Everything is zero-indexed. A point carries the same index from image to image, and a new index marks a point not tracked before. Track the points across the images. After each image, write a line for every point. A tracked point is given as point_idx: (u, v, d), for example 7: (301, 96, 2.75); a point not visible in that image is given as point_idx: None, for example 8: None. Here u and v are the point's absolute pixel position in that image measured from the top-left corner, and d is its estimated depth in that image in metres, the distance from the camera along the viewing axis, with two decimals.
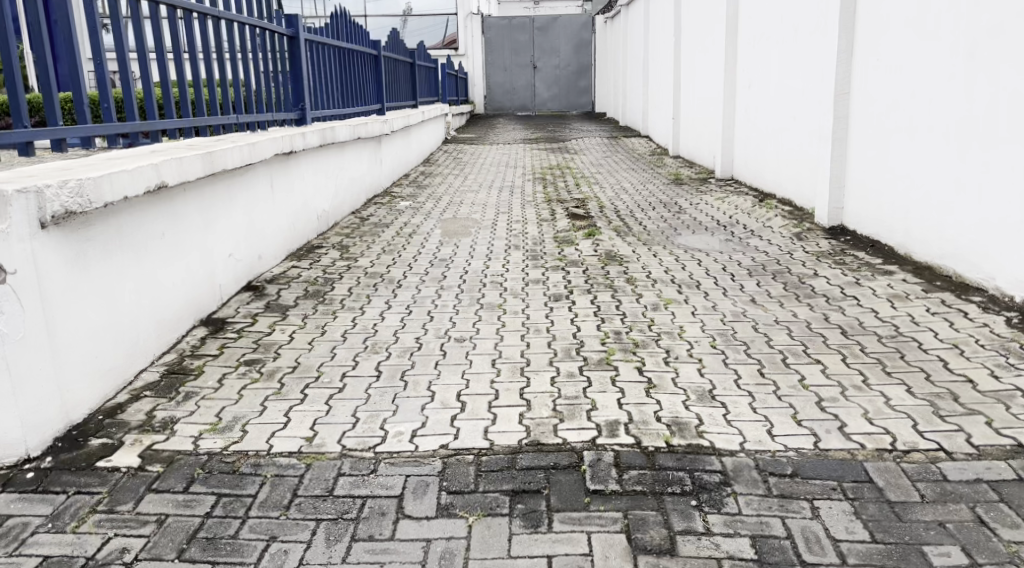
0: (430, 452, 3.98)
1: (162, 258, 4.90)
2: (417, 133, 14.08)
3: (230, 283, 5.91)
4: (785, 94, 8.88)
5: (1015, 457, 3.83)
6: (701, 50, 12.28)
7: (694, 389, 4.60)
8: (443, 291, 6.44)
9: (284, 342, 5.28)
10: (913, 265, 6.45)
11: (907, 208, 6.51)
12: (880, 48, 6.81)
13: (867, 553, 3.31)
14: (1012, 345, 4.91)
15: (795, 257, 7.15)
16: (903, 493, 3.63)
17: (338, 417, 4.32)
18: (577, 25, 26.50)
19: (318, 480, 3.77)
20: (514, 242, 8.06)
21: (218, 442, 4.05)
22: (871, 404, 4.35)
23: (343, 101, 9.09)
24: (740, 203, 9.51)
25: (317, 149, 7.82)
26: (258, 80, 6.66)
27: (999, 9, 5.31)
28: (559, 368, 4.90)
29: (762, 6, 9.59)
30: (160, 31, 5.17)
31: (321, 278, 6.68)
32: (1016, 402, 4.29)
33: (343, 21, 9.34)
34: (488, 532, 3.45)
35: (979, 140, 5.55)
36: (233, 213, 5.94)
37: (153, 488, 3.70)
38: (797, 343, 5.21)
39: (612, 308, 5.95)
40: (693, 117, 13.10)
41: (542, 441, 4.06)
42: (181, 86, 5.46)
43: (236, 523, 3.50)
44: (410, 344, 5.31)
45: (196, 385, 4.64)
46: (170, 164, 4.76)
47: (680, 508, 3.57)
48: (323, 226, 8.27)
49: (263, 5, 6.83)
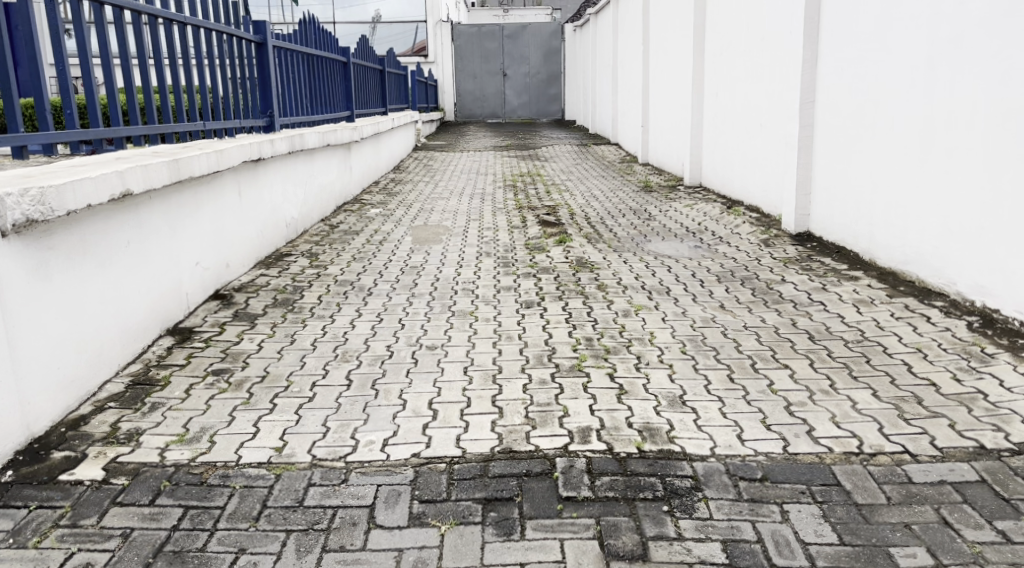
0: (401, 461, 3.96)
1: (127, 267, 4.83)
2: (387, 140, 14.04)
3: (196, 291, 5.84)
4: (751, 102, 8.97)
5: (977, 459, 3.88)
6: (669, 56, 12.36)
7: (665, 395, 4.61)
8: (414, 298, 6.43)
9: (253, 351, 5.23)
10: (879, 270, 6.53)
11: (871, 214, 6.58)
12: (844, 56, 6.90)
13: (836, 555, 3.33)
14: (973, 349, 4.98)
15: (763, 263, 7.20)
16: (870, 496, 3.66)
17: (307, 426, 4.29)
18: (546, 33, 26.70)
19: (288, 491, 3.74)
20: (486, 250, 8.05)
21: (186, 453, 4.00)
22: (838, 409, 4.39)
23: (311, 108, 9.03)
24: (709, 210, 9.60)
25: (286, 156, 7.76)
26: (225, 86, 6.60)
27: (959, 20, 5.39)
28: (531, 374, 4.90)
29: (729, 15, 9.68)
30: (125, 37, 5.10)
31: (290, 287, 6.63)
32: (978, 405, 4.34)
33: (312, 27, 9.30)
34: (461, 541, 3.43)
35: (940, 148, 5.63)
36: (200, 221, 5.87)
37: (118, 501, 3.64)
38: (765, 348, 5.25)
39: (584, 315, 5.96)
40: (662, 125, 13.16)
41: (515, 448, 4.05)
42: (147, 93, 5.39)
43: (204, 535, 3.46)
44: (381, 352, 5.28)
45: (163, 395, 4.57)
46: (136, 172, 4.70)
47: (652, 513, 3.58)
48: (292, 233, 8.20)
49: (230, 11, 6.77)
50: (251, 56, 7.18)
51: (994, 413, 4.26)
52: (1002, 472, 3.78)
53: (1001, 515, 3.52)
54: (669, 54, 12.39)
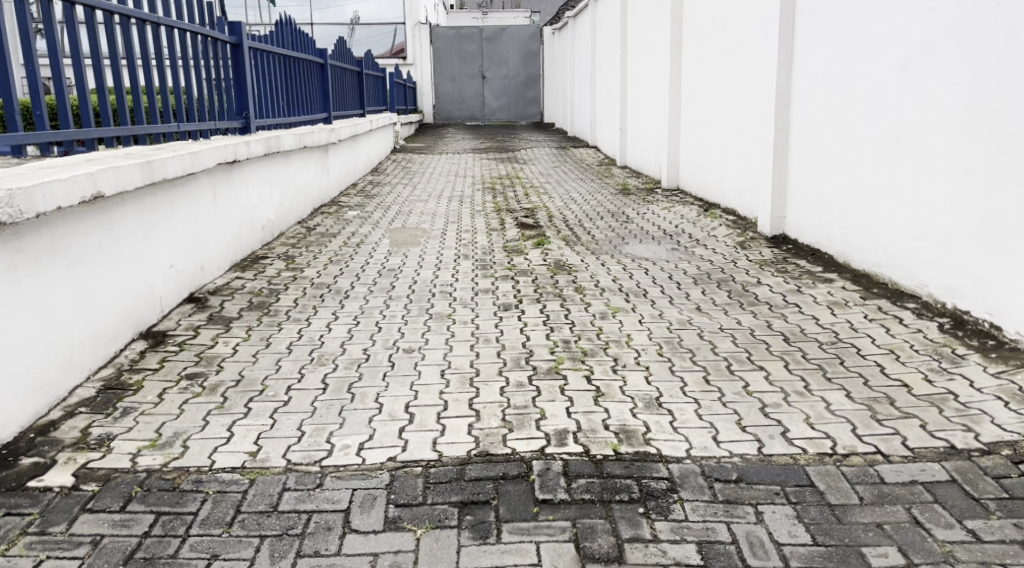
0: (377, 465, 3.94)
1: (98, 270, 4.79)
2: (365, 141, 14.00)
3: (170, 294, 5.79)
4: (727, 104, 9.04)
5: (948, 459, 3.92)
6: (647, 59, 12.41)
7: (641, 397, 4.62)
8: (391, 301, 6.41)
9: (227, 355, 5.20)
10: (852, 273, 6.58)
11: (846, 217, 6.63)
12: (818, 60, 6.96)
13: (809, 555, 3.35)
14: (944, 350, 5.03)
15: (738, 265, 7.25)
16: (844, 496, 3.69)
17: (282, 431, 4.26)
18: (525, 36, 26.78)
19: (262, 496, 3.71)
20: (464, 252, 8.07)
21: (158, 458, 3.97)
22: (812, 410, 4.42)
23: (288, 110, 8.98)
24: (686, 213, 9.63)
25: (262, 158, 7.72)
26: (199, 87, 6.54)
27: (930, 27, 5.45)
28: (508, 378, 4.89)
29: (705, 19, 9.75)
30: (97, 37, 5.04)
31: (266, 290, 6.59)
32: (948, 405, 4.38)
33: (288, 29, 9.25)
34: (437, 545, 3.42)
35: (913, 152, 5.68)
36: (174, 224, 5.82)
37: (88, 508, 3.61)
38: (740, 350, 5.27)
39: (561, 317, 5.98)
40: (640, 129, 13.22)
41: (491, 451, 4.04)
42: (120, 93, 5.33)
43: (176, 542, 3.43)
44: (357, 355, 5.25)
45: (135, 400, 4.53)
46: (107, 173, 4.66)
47: (628, 515, 3.58)
48: (268, 235, 8.16)
49: (203, 11, 6.71)
50: (226, 57, 7.12)
51: (964, 413, 4.30)
52: (972, 472, 3.82)
53: (971, 514, 3.55)
54: (647, 56, 12.41)
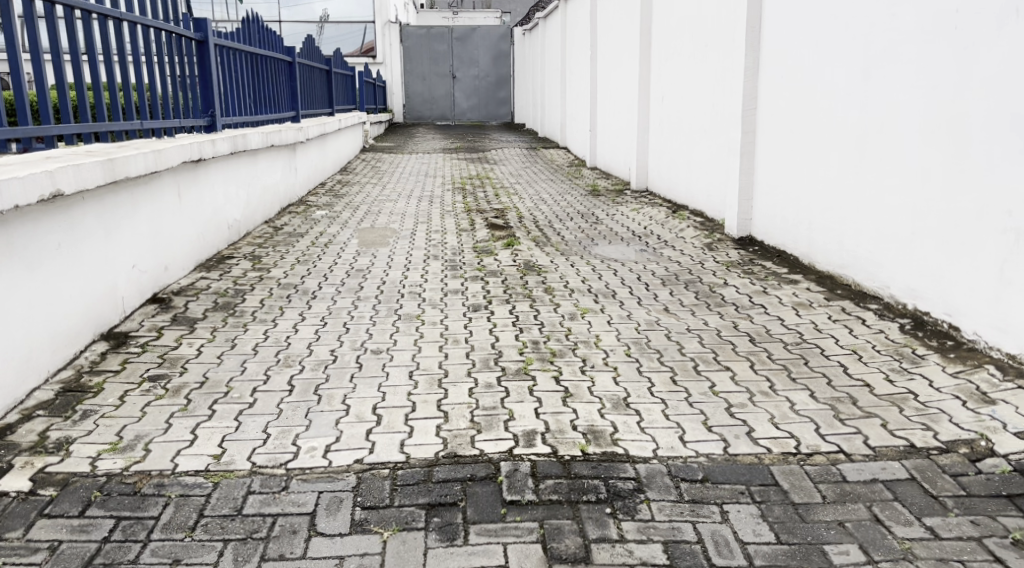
0: (344, 467, 3.92)
1: (58, 270, 4.71)
2: (334, 141, 13.90)
3: (132, 295, 5.72)
4: (694, 106, 9.12)
5: (908, 458, 3.97)
6: (616, 61, 12.47)
7: (609, 397, 4.64)
8: (359, 302, 6.38)
9: (192, 357, 5.15)
10: (818, 274, 6.66)
11: (810, 218, 6.70)
12: (784, 64, 7.01)
13: (773, 554, 3.38)
14: (905, 350, 5.10)
15: (706, 265, 7.32)
16: (807, 495, 3.72)
17: (247, 433, 4.22)
18: (495, 36, 26.84)
19: (226, 499, 3.68)
20: (433, 252, 8.07)
21: (119, 462, 3.92)
22: (777, 410, 4.45)
23: (254, 108, 8.89)
24: (654, 214, 9.70)
25: (227, 157, 7.63)
26: (163, 84, 6.45)
27: (892, 33, 5.52)
28: (477, 378, 4.89)
29: (672, 22, 9.83)
30: (57, 32, 4.94)
31: (232, 291, 6.52)
32: (909, 405, 4.44)
33: (255, 27, 9.17)
34: (403, 548, 3.40)
35: (875, 156, 5.75)
36: (136, 223, 5.75)
37: (44, 514, 3.55)
38: (707, 351, 5.30)
39: (531, 318, 5.99)
40: (609, 130, 13.27)
41: (459, 453, 4.03)
42: (80, 89, 5.24)
43: (137, 547, 3.39)
44: (324, 356, 5.22)
45: (95, 403, 4.47)
46: (68, 171, 4.60)
47: (595, 515, 3.59)
48: (234, 235, 8.08)
49: (167, 7, 6.62)
50: (190, 54, 7.04)
51: (923, 413, 4.35)
52: (930, 469, 3.87)
53: (930, 512, 3.60)
54: (616, 59, 12.47)
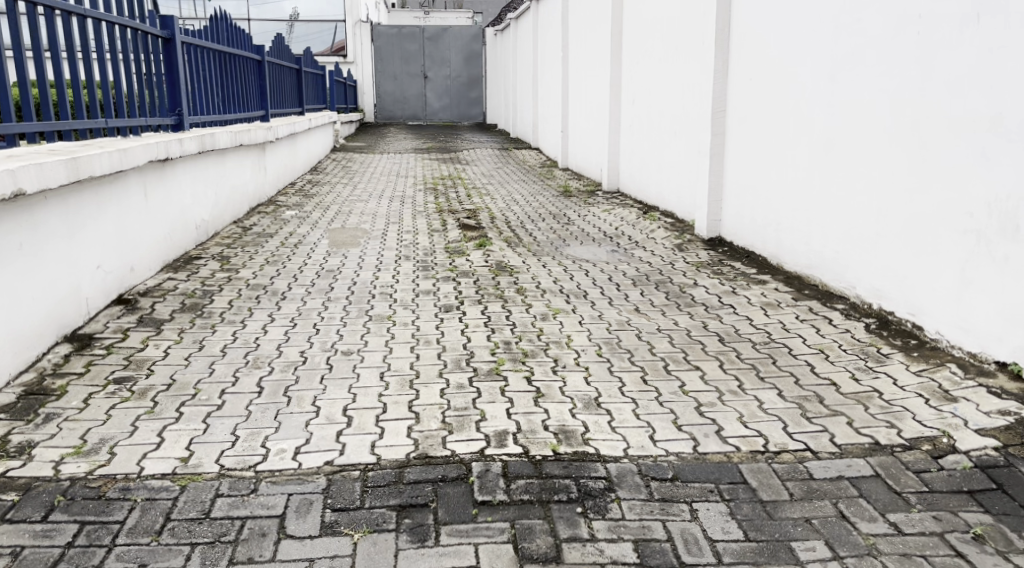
0: (313, 469, 3.90)
1: (20, 271, 4.65)
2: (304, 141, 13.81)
3: (97, 295, 5.65)
4: (665, 107, 9.16)
5: (873, 455, 4.01)
6: (588, 63, 12.49)
7: (580, 397, 4.65)
8: (330, 302, 6.36)
9: (159, 359, 5.09)
10: (785, 273, 6.72)
11: (779, 218, 6.75)
12: (753, 66, 7.07)
13: (741, 551, 3.40)
14: (871, 349, 5.16)
15: (676, 266, 7.37)
16: (775, 493, 3.75)
17: (215, 435, 4.19)
18: (467, 36, 26.87)
19: (194, 503, 3.64)
20: (405, 252, 8.05)
21: (83, 466, 3.87)
22: (745, 409, 4.49)
23: (222, 107, 8.81)
24: (626, 215, 9.73)
25: (195, 157, 7.56)
26: (128, 83, 6.37)
27: (858, 37, 5.59)
28: (448, 379, 4.88)
29: (643, 24, 9.87)
30: (19, 28, 4.86)
31: (200, 291, 6.47)
32: (874, 403, 4.49)
33: (223, 24, 9.08)
34: (373, 549, 3.40)
35: (842, 158, 5.81)
36: (102, 223, 5.68)
37: (7, 519, 3.50)
38: (677, 351, 5.33)
39: (503, 318, 5.99)
40: (581, 131, 13.29)
41: (430, 453, 4.03)
42: (43, 86, 5.16)
43: (102, 552, 3.35)
44: (294, 357, 5.20)
45: (58, 405, 4.41)
46: (29, 170, 4.53)
47: (566, 515, 3.60)
48: (202, 235, 8.00)
49: (133, 4, 6.53)
50: (156, 52, 6.95)
51: (888, 411, 4.41)
52: (894, 466, 3.92)
53: (894, 507, 3.65)
54: (588, 61, 12.49)
